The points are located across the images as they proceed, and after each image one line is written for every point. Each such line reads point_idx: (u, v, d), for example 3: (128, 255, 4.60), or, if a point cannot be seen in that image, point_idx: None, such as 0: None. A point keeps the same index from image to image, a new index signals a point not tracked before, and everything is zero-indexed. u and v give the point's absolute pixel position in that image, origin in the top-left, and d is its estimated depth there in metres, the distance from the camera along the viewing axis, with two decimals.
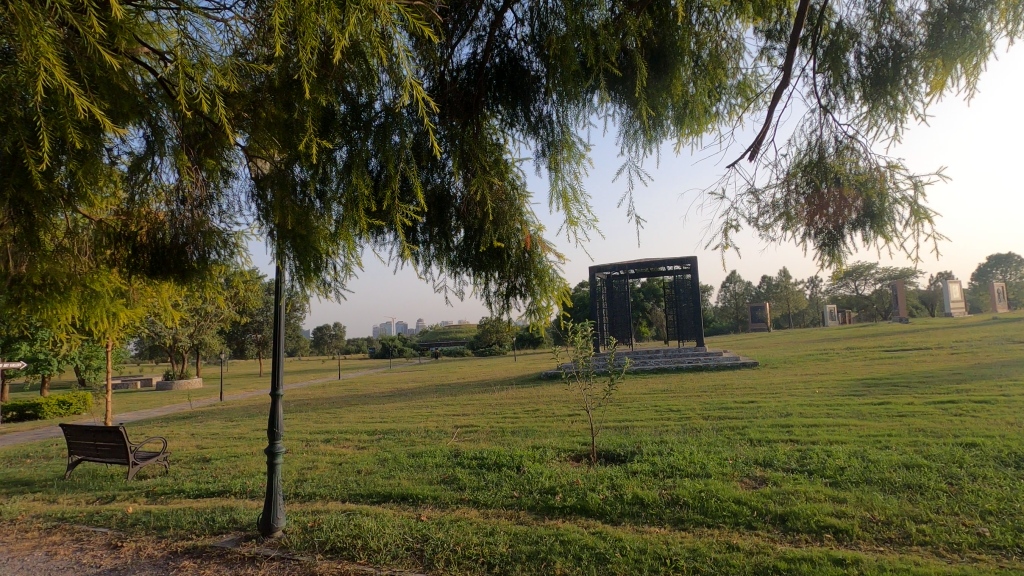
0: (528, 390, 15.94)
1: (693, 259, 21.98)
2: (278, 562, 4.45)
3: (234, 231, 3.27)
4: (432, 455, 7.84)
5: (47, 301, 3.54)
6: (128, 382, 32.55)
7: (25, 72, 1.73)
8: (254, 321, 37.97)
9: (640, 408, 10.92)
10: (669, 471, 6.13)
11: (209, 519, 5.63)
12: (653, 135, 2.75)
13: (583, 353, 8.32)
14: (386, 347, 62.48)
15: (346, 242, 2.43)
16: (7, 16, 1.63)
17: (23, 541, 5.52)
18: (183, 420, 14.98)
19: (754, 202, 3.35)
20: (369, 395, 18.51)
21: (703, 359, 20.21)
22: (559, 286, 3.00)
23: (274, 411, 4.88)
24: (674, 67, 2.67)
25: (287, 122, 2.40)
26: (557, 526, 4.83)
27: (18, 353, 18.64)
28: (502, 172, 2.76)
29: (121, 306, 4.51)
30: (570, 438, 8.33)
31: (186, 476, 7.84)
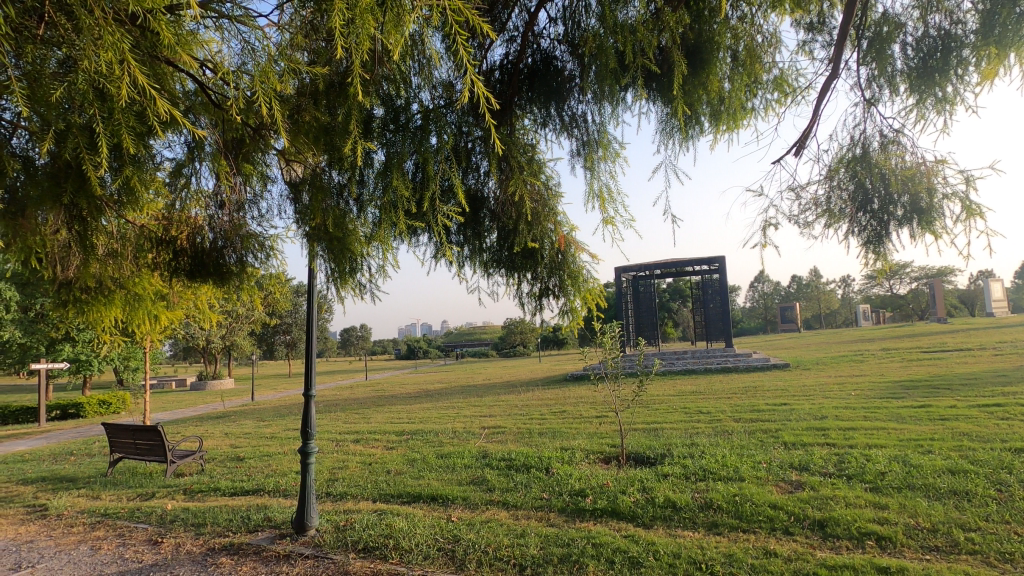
0: (554, 391, 15.92)
1: (721, 259, 21.51)
2: (312, 560, 4.51)
3: (269, 235, 3.33)
4: (461, 456, 7.87)
5: (91, 303, 3.66)
6: (163, 383, 33.53)
7: (86, 81, 1.79)
8: (284, 323, 38.74)
9: (668, 410, 10.80)
10: (701, 474, 6.03)
11: (245, 517, 5.75)
12: (689, 134, 2.69)
13: (611, 354, 8.26)
14: (411, 348, 63.09)
15: (383, 243, 2.46)
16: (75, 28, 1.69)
17: (69, 536, 5.72)
18: (216, 420, 15.35)
19: (795, 200, 3.28)
20: (396, 396, 18.72)
21: (732, 360, 19.85)
22: (592, 286, 2.97)
23: (307, 411, 4.93)
24: (710, 63, 2.59)
25: (329, 126, 2.43)
26: (588, 529, 4.80)
27: (61, 354, 19.37)
28: (536, 173, 2.73)
29: (161, 308, 4.64)
30: (598, 440, 8.28)
31: (221, 475, 8.03)
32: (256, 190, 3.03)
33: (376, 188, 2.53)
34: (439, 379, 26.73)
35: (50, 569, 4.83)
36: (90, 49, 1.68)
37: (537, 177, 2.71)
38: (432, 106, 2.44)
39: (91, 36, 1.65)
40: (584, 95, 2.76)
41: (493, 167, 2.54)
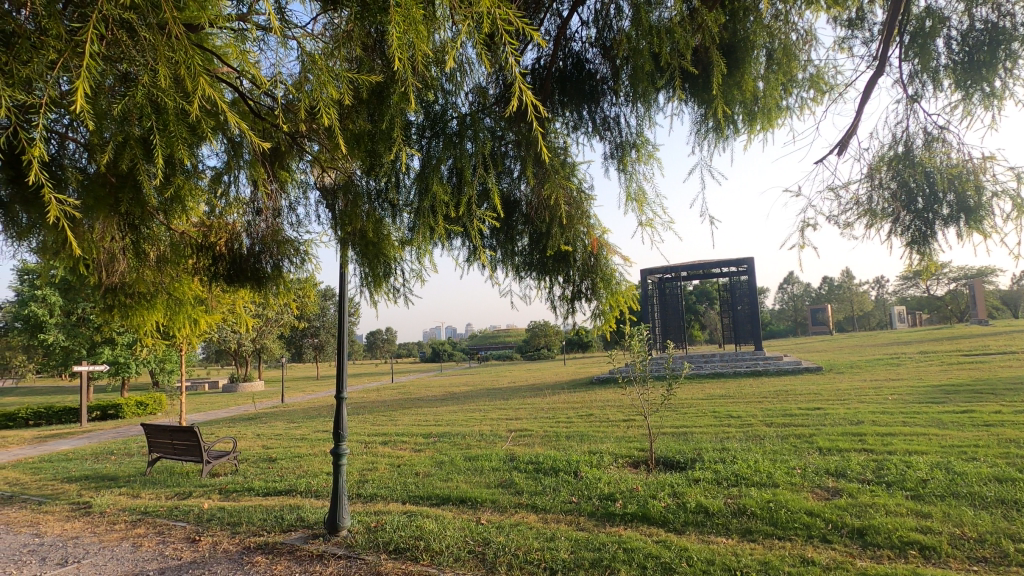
0: (580, 394, 15.83)
1: (749, 260, 21.12)
2: (345, 560, 4.57)
3: (304, 240, 3.41)
4: (488, 459, 7.88)
5: (135, 308, 3.78)
6: (196, 385, 34.39)
7: (144, 95, 1.85)
8: (312, 325, 39.48)
9: (697, 414, 10.62)
10: (733, 479, 5.93)
11: (278, 517, 5.86)
12: (725, 135, 2.66)
13: (639, 356, 8.18)
14: (436, 351, 63.49)
15: (420, 247, 2.50)
16: (137, 45, 1.75)
17: (112, 533, 5.91)
18: (249, 421, 15.70)
19: (833, 200, 3.22)
20: (423, 399, 18.81)
21: (762, 363, 19.46)
22: (625, 288, 2.95)
23: (338, 413, 4.99)
24: (745, 63, 2.55)
25: (371, 134, 2.46)
26: (619, 533, 4.76)
27: (102, 357, 20.05)
28: (570, 176, 2.73)
29: (200, 313, 4.77)
30: (626, 444, 8.20)
31: (254, 475, 8.19)
32: (292, 196, 3.10)
33: (411, 193, 2.58)
34: (464, 382, 26.78)
35: (94, 564, 4.99)
36: (151, 62, 1.73)
37: (571, 181, 2.70)
38: (468, 113, 2.48)
39: (151, 53, 1.71)
40: (617, 97, 2.75)
41: (527, 172, 2.54)
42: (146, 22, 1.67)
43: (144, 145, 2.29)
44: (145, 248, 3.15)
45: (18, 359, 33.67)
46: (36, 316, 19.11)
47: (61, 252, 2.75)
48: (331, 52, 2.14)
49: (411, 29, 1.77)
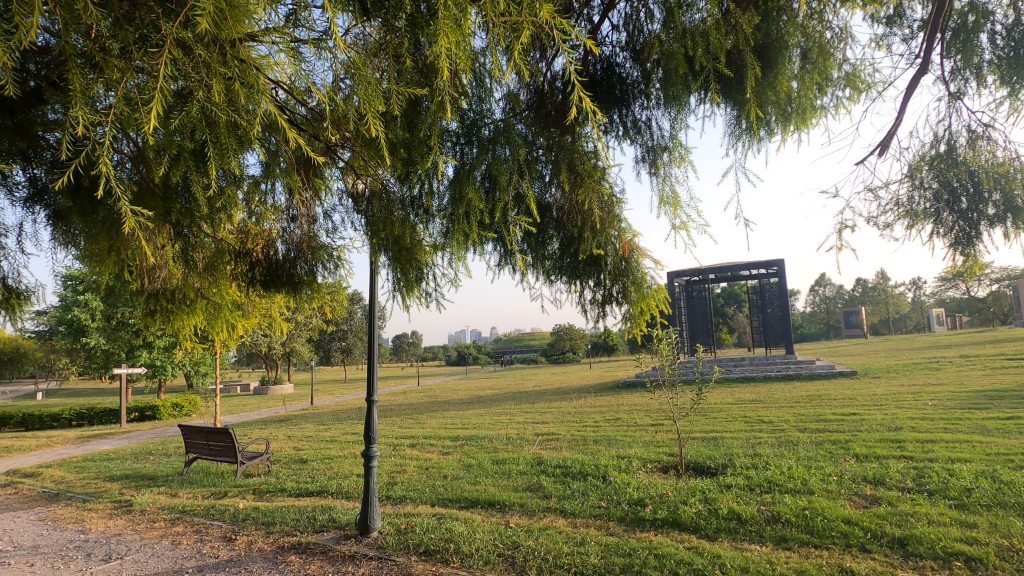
0: (606, 398, 15.73)
1: (779, 262, 20.72)
2: (376, 561, 4.63)
3: (337, 245, 3.48)
4: (516, 462, 7.88)
5: (176, 312, 3.90)
6: (229, 387, 35.30)
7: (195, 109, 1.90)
8: (340, 329, 40.19)
9: (727, 419, 10.45)
10: (766, 486, 5.82)
11: (311, 518, 5.97)
12: (760, 138, 2.63)
13: (667, 360, 8.09)
14: (462, 354, 63.87)
15: (456, 251, 2.53)
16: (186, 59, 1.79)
17: (152, 530, 6.10)
18: (280, 423, 16.05)
19: (873, 201, 3.15)
20: (449, 402, 18.96)
21: (793, 367, 19.06)
22: (656, 291, 2.91)
23: (369, 416, 5.05)
24: (779, 62, 2.51)
25: (409, 141, 2.48)
26: (649, 539, 4.71)
27: (140, 360, 20.75)
28: (602, 180, 2.71)
29: (237, 317, 4.89)
30: (655, 448, 8.12)
31: (287, 476, 8.37)
32: (325, 203, 3.16)
33: (445, 199, 2.61)
34: (490, 385, 26.90)
35: (135, 561, 5.15)
36: (203, 77, 1.78)
37: (603, 185, 2.69)
38: (502, 119, 2.51)
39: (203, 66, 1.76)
40: (648, 100, 2.73)
41: (561, 176, 2.54)
42: (200, 39, 1.73)
43: (192, 157, 2.37)
44: (189, 255, 3.24)
45: (62, 362, 35.07)
46: (79, 320, 19.89)
47: (110, 259, 2.83)
48: (366, 63, 2.17)
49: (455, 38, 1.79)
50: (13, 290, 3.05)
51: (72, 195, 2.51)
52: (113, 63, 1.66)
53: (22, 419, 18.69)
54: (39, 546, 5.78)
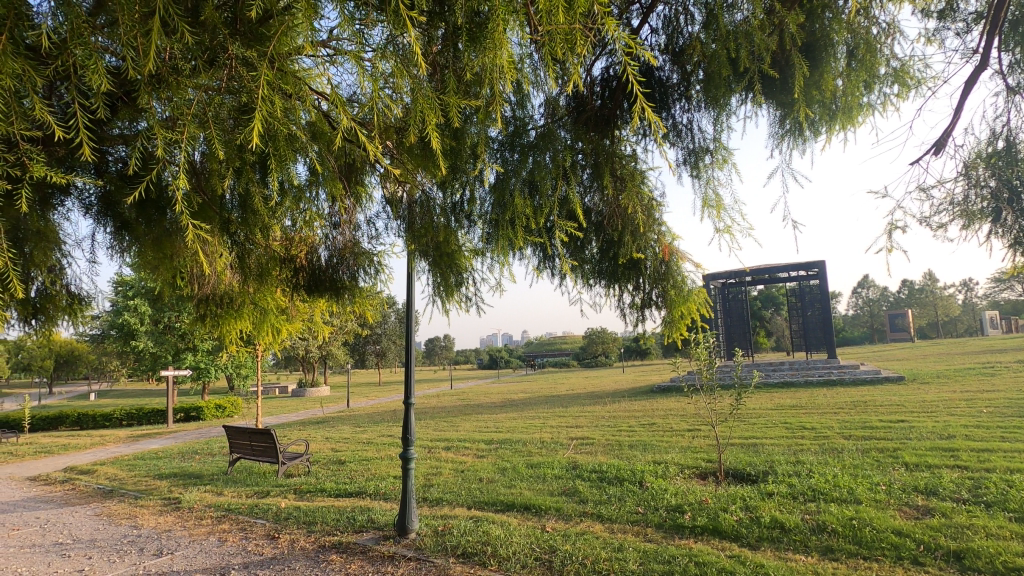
0: (641, 403, 15.58)
1: (820, 263, 20.12)
2: (415, 562, 4.70)
3: (378, 251, 3.57)
4: (550, 466, 7.87)
5: (224, 315, 4.05)
6: (269, 390, 36.32)
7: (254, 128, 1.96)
8: (374, 333, 40.90)
9: (767, 425, 10.20)
10: (810, 494, 5.66)
11: (351, 518, 6.09)
12: (805, 141, 2.57)
13: (705, 364, 7.96)
14: (494, 358, 64.07)
15: (501, 255, 2.58)
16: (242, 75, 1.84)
17: (200, 527, 6.33)
18: (318, 425, 16.43)
19: (924, 201, 3.06)
20: (483, 405, 19.06)
21: (836, 372, 18.45)
22: (696, 294, 2.86)
23: (407, 419, 5.12)
24: (825, 61, 2.44)
25: (453, 148, 2.51)
26: (689, 546, 4.64)
27: (185, 362, 21.53)
28: (643, 183, 2.69)
29: (281, 322, 5.05)
30: (692, 454, 7.99)
31: (326, 476, 8.57)
32: (365, 209, 3.24)
33: (486, 205, 2.66)
34: (522, 389, 26.90)
35: (185, 556, 5.35)
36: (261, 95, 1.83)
37: (644, 188, 2.68)
38: (544, 125, 2.54)
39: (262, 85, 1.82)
40: (689, 103, 2.69)
41: (604, 182, 2.54)
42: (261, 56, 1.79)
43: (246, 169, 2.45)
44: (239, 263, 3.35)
45: (113, 363, 36.65)
46: (129, 324, 20.79)
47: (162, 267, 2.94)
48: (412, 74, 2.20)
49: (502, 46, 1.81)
50: (76, 297, 3.20)
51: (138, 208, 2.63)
52: (179, 83, 1.74)
53: (78, 417, 19.64)
54: (96, 540, 6.07)
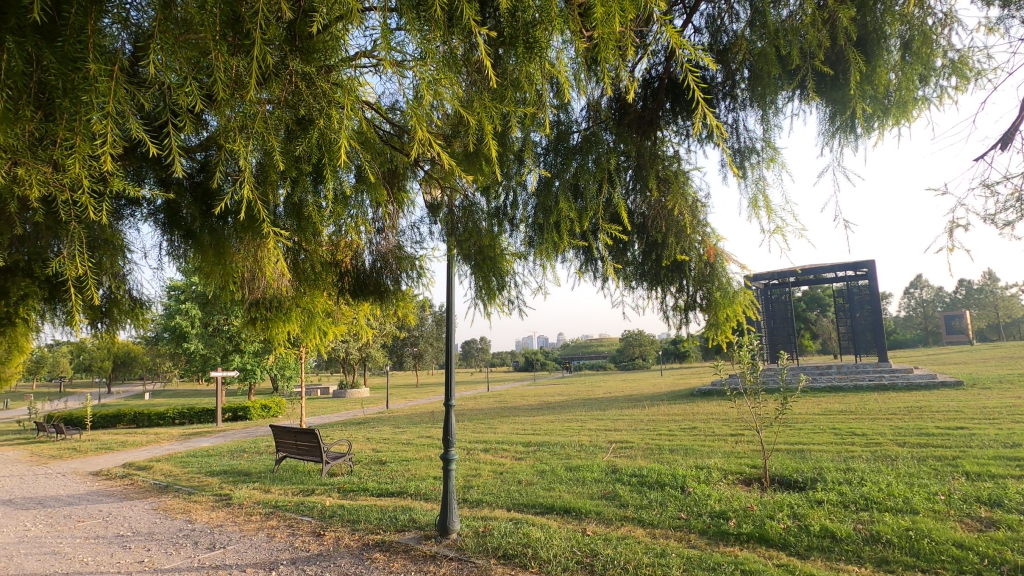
0: (681, 406, 15.31)
1: (869, 263, 19.36)
2: (456, 562, 4.75)
3: (420, 255, 3.66)
4: (590, 469, 7.83)
5: (274, 319, 4.21)
6: (311, 390, 37.33)
7: (310, 141, 2.03)
8: (412, 336, 41.54)
9: (814, 430, 9.87)
10: (862, 503, 5.45)
11: (393, 517, 6.22)
12: (858, 137, 2.48)
13: (748, 367, 7.77)
14: (531, 359, 64.09)
15: (544, 258, 2.61)
16: (302, 88, 1.91)
17: (251, 523, 6.57)
18: (359, 426, 16.78)
19: (988, 198, 2.89)
20: (520, 407, 19.11)
21: (887, 376, 17.72)
22: (742, 296, 2.79)
23: (447, 421, 5.17)
24: (878, 54, 2.34)
25: (497, 154, 2.56)
26: (734, 554, 4.55)
27: (233, 363, 22.37)
28: (687, 184, 2.66)
29: (328, 325, 5.21)
30: (736, 459, 7.80)
31: (368, 476, 8.75)
32: (407, 215, 3.32)
33: (531, 209, 2.68)
34: (559, 392, 26.83)
35: (237, 551, 5.57)
36: (317, 107, 1.90)
37: (687, 189, 2.64)
38: (589, 128, 2.55)
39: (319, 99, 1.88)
40: (735, 102, 2.63)
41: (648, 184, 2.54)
42: (319, 71, 1.86)
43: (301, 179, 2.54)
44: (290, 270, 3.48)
45: (167, 364, 38.42)
46: (182, 327, 21.74)
47: (217, 274, 3.08)
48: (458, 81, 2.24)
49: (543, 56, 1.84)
50: (138, 301, 3.38)
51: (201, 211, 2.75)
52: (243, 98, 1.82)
53: (134, 416, 20.65)
54: (154, 533, 6.37)
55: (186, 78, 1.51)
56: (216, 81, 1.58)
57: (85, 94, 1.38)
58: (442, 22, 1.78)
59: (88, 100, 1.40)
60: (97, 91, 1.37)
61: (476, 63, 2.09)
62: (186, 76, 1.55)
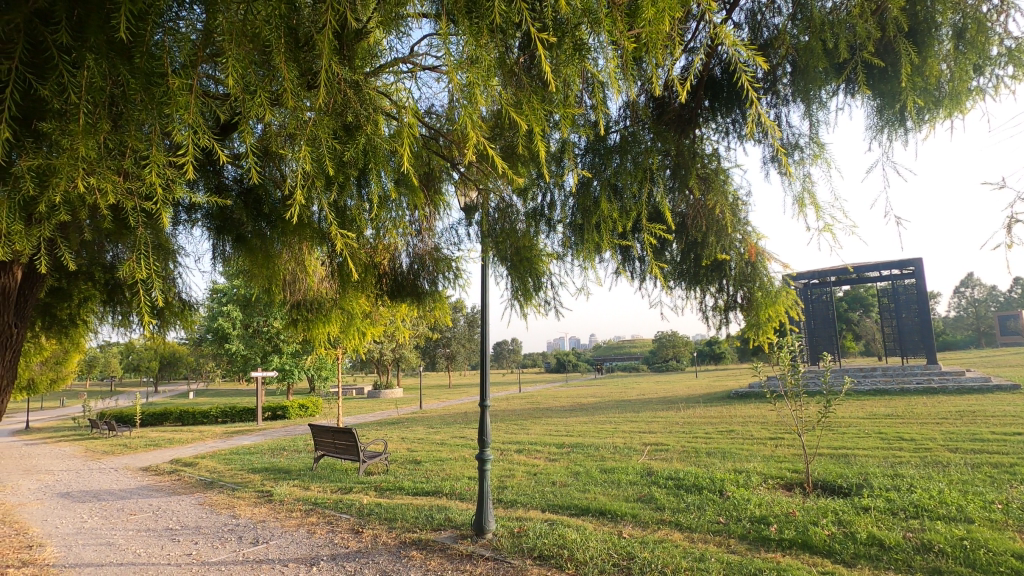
0: (717, 409, 15.01)
1: (916, 262, 18.59)
2: (492, 562, 4.78)
3: (456, 257, 3.71)
4: (625, 471, 7.74)
5: (314, 321, 4.30)
6: (346, 390, 38.08)
7: (356, 147, 2.09)
8: (444, 337, 41.94)
9: (859, 434, 9.54)
10: (912, 511, 5.25)
11: (429, 516, 6.29)
12: (908, 130, 2.39)
13: (789, 369, 7.57)
14: (562, 361, 63.85)
15: (582, 257, 2.60)
16: (348, 97, 1.97)
17: (291, 519, 6.74)
18: (394, 425, 17.03)
19: None
20: (553, 408, 19.05)
21: (937, 379, 16.95)
22: (786, 296, 2.71)
23: (482, 421, 5.19)
24: (928, 45, 2.25)
25: (533, 155, 2.57)
26: (776, 560, 4.44)
27: (272, 363, 23.00)
28: (728, 182, 2.62)
29: (367, 325, 5.31)
30: (776, 463, 7.61)
31: (404, 475, 8.87)
32: (444, 217, 3.38)
33: (569, 208, 2.67)
34: (591, 393, 26.65)
35: (279, 546, 5.73)
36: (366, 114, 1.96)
37: (727, 186, 2.60)
38: (627, 127, 2.54)
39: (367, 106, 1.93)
40: (776, 97, 2.58)
41: (689, 183, 2.51)
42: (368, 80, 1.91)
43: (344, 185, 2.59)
44: (333, 271, 3.58)
45: (208, 364, 39.80)
46: (224, 328, 22.47)
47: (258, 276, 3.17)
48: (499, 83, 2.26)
49: (584, 59, 1.85)
50: (187, 303, 3.54)
51: (250, 215, 2.89)
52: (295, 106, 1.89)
53: (180, 414, 21.48)
54: (201, 527, 6.60)
55: (258, 85, 1.58)
56: (282, 89, 1.65)
57: (166, 108, 1.48)
58: (488, 26, 1.78)
59: (170, 115, 1.50)
60: (177, 105, 1.47)
61: (516, 65, 2.10)
62: (251, 89, 1.62)
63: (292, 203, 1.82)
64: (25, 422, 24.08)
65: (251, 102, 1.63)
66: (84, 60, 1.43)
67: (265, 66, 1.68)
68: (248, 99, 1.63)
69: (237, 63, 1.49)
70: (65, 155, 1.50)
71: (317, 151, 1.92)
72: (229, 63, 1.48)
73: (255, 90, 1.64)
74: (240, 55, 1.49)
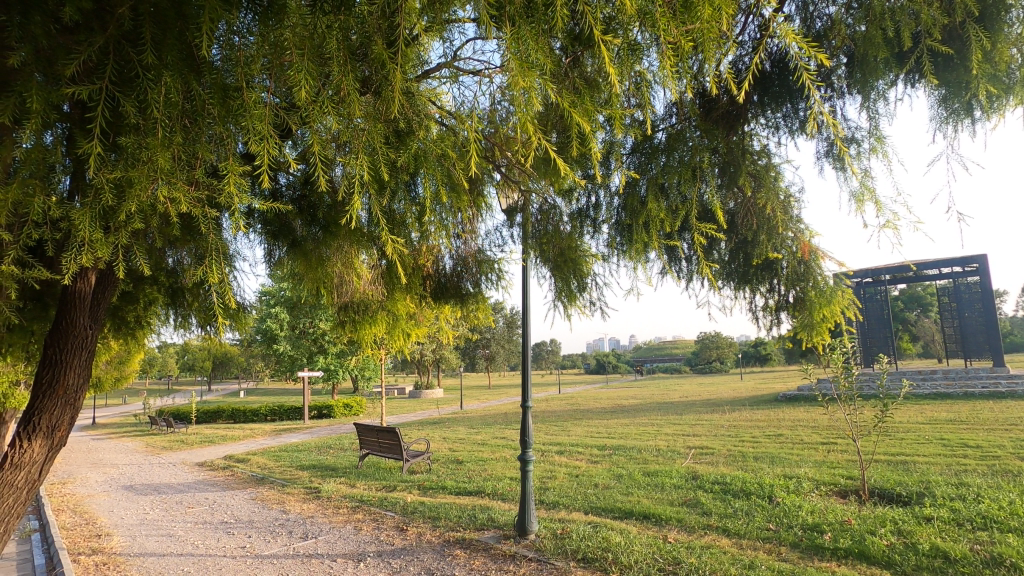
0: (764, 412, 14.57)
1: (981, 258, 17.56)
2: (536, 563, 4.78)
3: (498, 258, 3.74)
4: (669, 475, 7.61)
5: (361, 323, 4.39)
6: (388, 390, 38.84)
7: (404, 152, 2.13)
8: (483, 337, 42.19)
9: (919, 440, 9.07)
10: (979, 522, 4.96)
11: (472, 515, 6.34)
12: (976, 118, 2.26)
13: (842, 372, 7.27)
14: (601, 362, 63.30)
15: (628, 257, 2.57)
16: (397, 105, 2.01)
17: (339, 516, 6.92)
18: (435, 425, 17.24)
19: None
20: (593, 410, 18.92)
21: (1004, 383, 15.97)
22: (841, 295, 2.61)
23: (525, 422, 5.20)
24: (1000, 27, 2.13)
25: (578, 156, 2.56)
26: (831, 570, 4.28)
27: (318, 363, 23.66)
28: (779, 179, 2.54)
29: (411, 327, 5.40)
30: (828, 469, 7.33)
31: (446, 475, 8.98)
32: (486, 220, 3.41)
33: (615, 209, 2.63)
34: (631, 395, 26.34)
35: (328, 541, 5.89)
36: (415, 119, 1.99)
37: (779, 183, 2.53)
38: (674, 125, 2.50)
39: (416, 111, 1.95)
40: (831, 89, 2.48)
41: (740, 181, 2.46)
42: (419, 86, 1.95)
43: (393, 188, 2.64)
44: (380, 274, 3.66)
45: (258, 364, 41.28)
46: (272, 330, 23.25)
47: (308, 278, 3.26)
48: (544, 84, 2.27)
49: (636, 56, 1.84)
50: (241, 306, 3.68)
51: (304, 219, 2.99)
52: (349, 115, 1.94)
53: (232, 412, 22.36)
54: (253, 521, 6.86)
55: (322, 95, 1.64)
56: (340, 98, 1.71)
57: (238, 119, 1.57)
58: (538, 30, 1.78)
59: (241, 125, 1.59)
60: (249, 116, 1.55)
61: (563, 66, 2.11)
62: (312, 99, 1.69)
63: (349, 208, 1.88)
64: (92, 418, 25.58)
65: (314, 111, 1.70)
66: (162, 76, 1.53)
67: (325, 75, 1.74)
68: (312, 106, 1.69)
69: (304, 74, 1.56)
70: (143, 167, 1.59)
71: (371, 157, 1.97)
72: (296, 74, 1.55)
73: (317, 101, 1.70)
74: (306, 67, 1.55)
